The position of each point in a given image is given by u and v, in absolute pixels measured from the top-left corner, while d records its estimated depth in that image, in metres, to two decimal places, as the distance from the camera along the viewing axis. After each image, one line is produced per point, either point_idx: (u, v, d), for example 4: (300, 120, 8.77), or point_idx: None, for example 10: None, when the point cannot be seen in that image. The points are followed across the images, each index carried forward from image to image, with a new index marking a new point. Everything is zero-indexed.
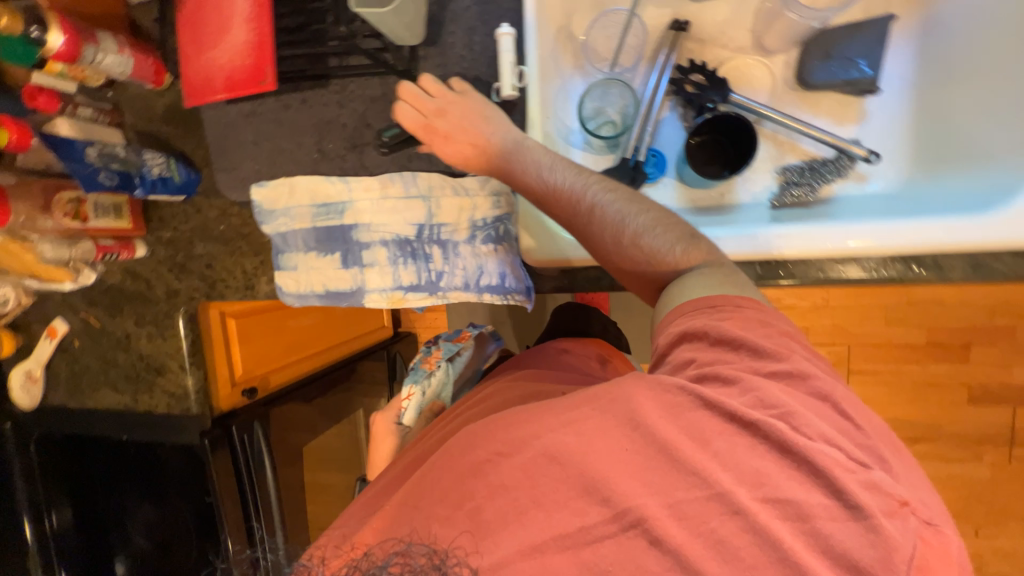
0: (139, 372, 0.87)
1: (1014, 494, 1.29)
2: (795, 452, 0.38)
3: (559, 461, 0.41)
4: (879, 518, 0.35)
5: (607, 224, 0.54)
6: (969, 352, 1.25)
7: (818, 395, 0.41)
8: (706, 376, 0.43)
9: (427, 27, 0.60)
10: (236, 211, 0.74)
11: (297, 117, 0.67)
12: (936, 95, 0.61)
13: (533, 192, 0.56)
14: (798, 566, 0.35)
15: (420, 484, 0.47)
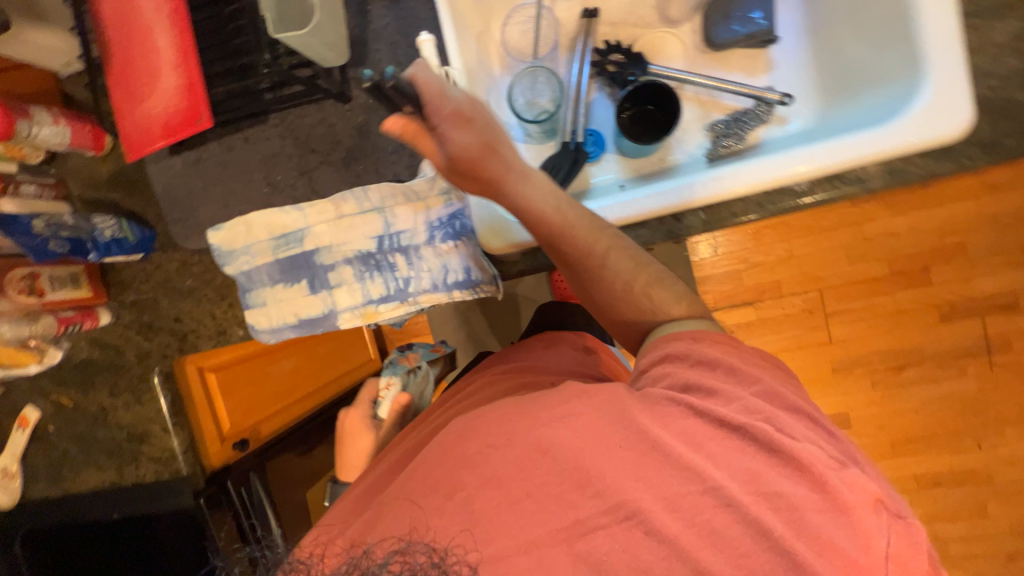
0: (121, 445, 0.84)
1: (1002, 398, 1.33)
2: (780, 446, 0.41)
3: (550, 453, 0.43)
4: (860, 511, 0.39)
5: (618, 268, 0.56)
6: (931, 272, 1.30)
7: (799, 408, 0.45)
8: (690, 388, 0.46)
9: (353, 50, 0.63)
10: (195, 259, 0.74)
11: (243, 157, 0.68)
12: (826, 34, 0.66)
13: (551, 225, 0.56)
14: (785, 548, 0.38)
15: (415, 471, 0.47)
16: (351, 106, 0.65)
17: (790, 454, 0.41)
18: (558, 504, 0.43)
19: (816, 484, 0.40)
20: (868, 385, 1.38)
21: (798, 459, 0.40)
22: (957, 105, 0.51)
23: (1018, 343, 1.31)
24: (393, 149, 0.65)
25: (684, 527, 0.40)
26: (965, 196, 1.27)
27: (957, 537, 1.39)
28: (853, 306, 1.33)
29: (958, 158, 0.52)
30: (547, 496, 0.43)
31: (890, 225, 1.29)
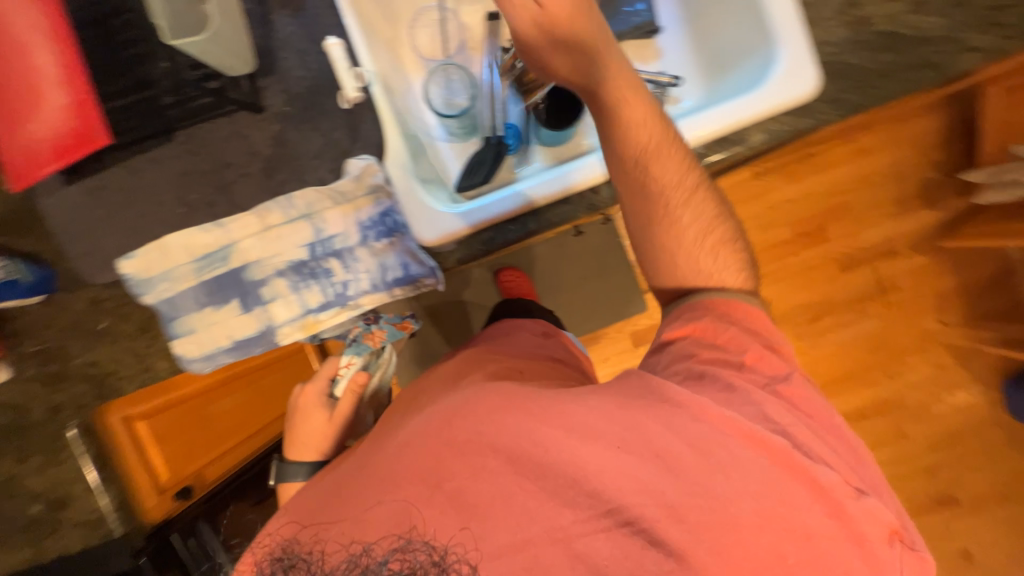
0: (36, 517, 0.73)
1: (900, 332, 1.53)
2: (797, 463, 0.45)
3: (544, 447, 0.45)
4: (837, 513, 0.44)
5: (684, 217, 0.55)
6: (827, 231, 1.48)
7: (810, 418, 0.48)
8: (705, 375, 0.49)
9: (260, 60, 0.63)
10: (105, 295, 0.68)
11: (151, 178, 0.65)
12: (699, 22, 0.76)
13: (634, 152, 0.53)
14: (762, 534, 0.43)
15: (392, 460, 0.47)
16: (265, 116, 0.64)
17: (803, 469, 0.45)
18: (541, 480, 0.45)
19: (830, 507, 0.44)
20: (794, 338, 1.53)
21: (795, 459, 0.44)
22: (803, 68, 0.60)
23: (904, 282, 1.51)
24: (314, 154, 0.65)
25: (665, 493, 0.44)
26: (843, 162, 1.47)
27: (889, 461, 1.56)
28: (772, 269, 1.48)
29: (814, 114, 0.61)
30: (521, 469, 0.45)
31: (788, 193, 1.46)
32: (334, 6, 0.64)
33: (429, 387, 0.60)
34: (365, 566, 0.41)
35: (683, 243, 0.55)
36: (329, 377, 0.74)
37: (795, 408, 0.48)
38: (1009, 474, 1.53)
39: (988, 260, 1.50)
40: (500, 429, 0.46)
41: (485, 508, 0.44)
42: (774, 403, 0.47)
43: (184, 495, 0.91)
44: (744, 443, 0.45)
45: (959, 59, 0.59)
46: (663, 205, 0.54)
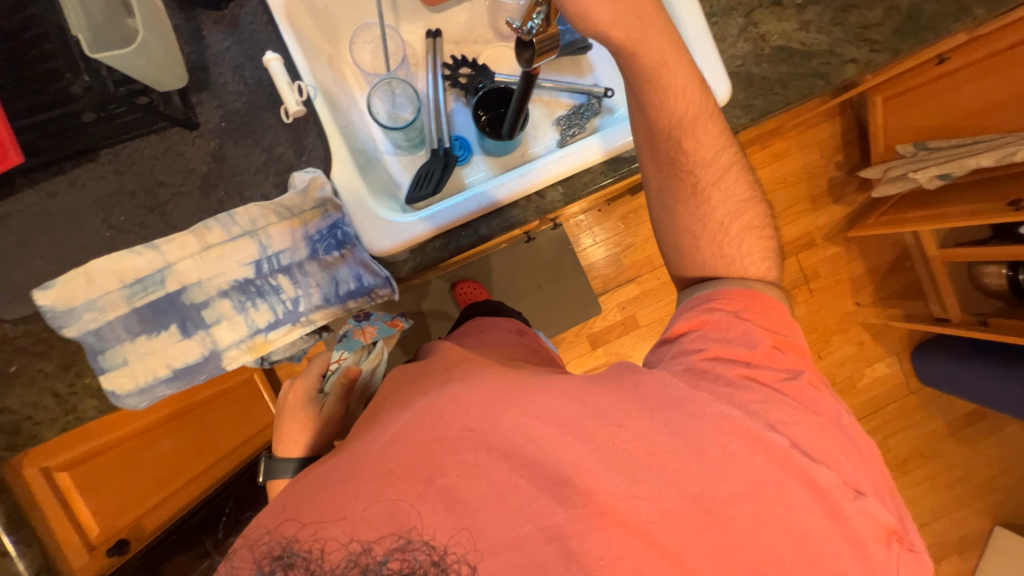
0: None
1: (826, 315, 1.69)
2: (797, 464, 0.48)
3: (534, 442, 0.48)
4: (833, 506, 0.48)
5: (715, 207, 0.60)
6: None
7: (812, 416, 0.51)
8: (710, 369, 0.53)
9: (193, 76, 0.61)
10: (18, 332, 0.62)
11: (71, 201, 0.60)
12: None
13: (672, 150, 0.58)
14: (760, 527, 0.47)
15: (366, 462, 0.48)
16: (200, 133, 0.62)
17: (801, 470, 0.48)
18: (531, 477, 0.47)
19: (828, 506, 0.48)
20: None
21: (800, 462, 0.48)
22: (715, 77, 0.67)
23: (824, 270, 1.69)
24: (256, 169, 0.62)
25: (657, 490, 0.47)
26: (763, 164, 1.63)
27: None
28: None
29: (728, 119, 0.69)
30: (511, 466, 0.48)
31: None
32: (270, 22, 0.63)
33: (413, 380, 0.57)
34: (365, 565, 0.44)
35: (708, 229, 0.60)
36: (319, 373, 0.68)
37: (800, 408, 0.52)
38: (924, 435, 1.72)
39: (889, 246, 1.69)
40: (494, 425, 0.49)
41: (475, 508, 0.46)
42: (779, 402, 0.51)
43: (120, 550, 0.81)
44: (747, 445, 0.48)
45: (842, 70, 0.69)
46: (693, 193, 0.60)
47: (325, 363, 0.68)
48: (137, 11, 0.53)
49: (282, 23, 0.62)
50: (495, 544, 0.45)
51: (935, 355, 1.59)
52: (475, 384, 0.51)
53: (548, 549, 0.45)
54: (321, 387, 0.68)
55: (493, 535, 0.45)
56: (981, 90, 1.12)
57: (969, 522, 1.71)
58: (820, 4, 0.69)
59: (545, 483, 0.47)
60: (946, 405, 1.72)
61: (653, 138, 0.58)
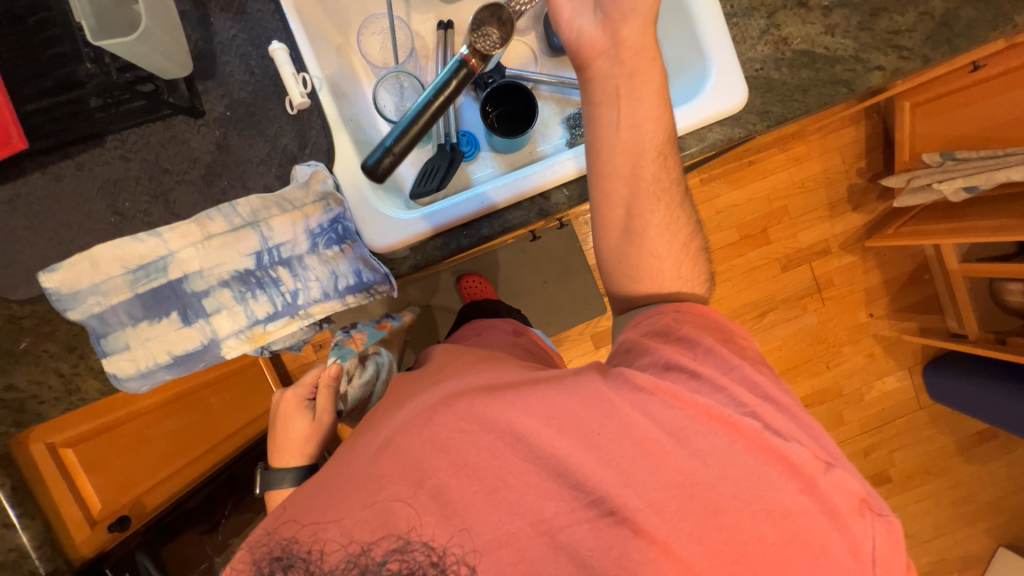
0: None
1: (837, 324, 1.66)
2: (770, 444, 0.47)
3: (528, 443, 0.48)
4: (811, 479, 0.47)
5: (678, 224, 0.59)
6: (768, 234, 1.61)
7: (771, 398, 0.51)
8: (673, 370, 0.51)
9: (200, 64, 0.61)
10: (25, 313, 0.63)
11: (76, 185, 0.61)
12: None
13: (628, 166, 0.57)
14: (743, 510, 0.46)
15: (369, 462, 0.49)
16: (205, 121, 0.62)
17: (777, 451, 0.47)
18: (526, 475, 0.47)
19: (803, 481, 0.47)
20: None
21: (777, 443, 0.47)
22: (731, 81, 0.64)
23: (838, 279, 1.65)
24: (260, 160, 0.62)
25: (647, 488, 0.47)
26: (780, 168, 1.59)
27: None
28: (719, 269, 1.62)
29: (743, 124, 0.66)
30: (505, 463, 0.48)
31: (731, 198, 1.59)
32: (278, 11, 0.62)
33: (406, 384, 0.58)
34: (365, 565, 0.45)
35: (667, 253, 0.59)
36: (311, 383, 0.73)
37: (762, 392, 0.51)
38: (931, 452, 1.68)
39: (907, 258, 1.65)
40: (488, 425, 0.49)
41: (471, 507, 0.46)
42: (747, 387, 0.50)
43: (120, 526, 0.83)
44: (721, 430, 0.48)
45: (867, 78, 0.66)
46: (661, 214, 0.58)
47: (317, 375, 0.73)
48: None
49: (291, 14, 0.62)
50: (488, 543, 0.45)
51: (948, 372, 1.55)
52: (467, 384, 0.52)
53: (544, 547, 0.45)
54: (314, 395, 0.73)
55: (487, 534, 0.45)
56: (1012, 102, 1.08)
57: (971, 542, 1.68)
58: (846, 8, 0.66)
59: (541, 486, 0.47)
60: (955, 423, 1.68)
61: (631, 157, 0.57)
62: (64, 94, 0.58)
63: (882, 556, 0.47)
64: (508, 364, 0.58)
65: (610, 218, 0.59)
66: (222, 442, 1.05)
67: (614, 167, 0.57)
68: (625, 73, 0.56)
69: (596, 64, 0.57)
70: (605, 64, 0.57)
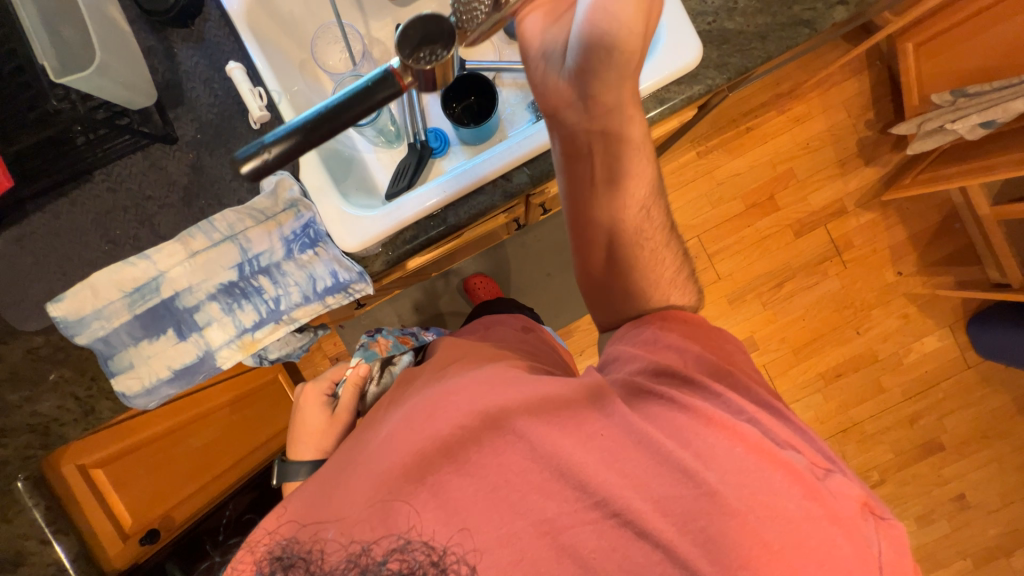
0: None
1: (863, 287, 1.57)
2: (770, 449, 0.46)
3: (526, 438, 0.47)
4: (819, 485, 0.46)
5: (661, 256, 0.60)
6: (776, 200, 1.54)
7: (767, 404, 0.52)
8: (663, 375, 0.52)
9: (169, 93, 0.65)
10: (39, 342, 0.68)
11: (71, 220, 0.66)
12: None
13: (604, 220, 0.59)
14: (750, 511, 0.44)
15: (374, 455, 0.49)
16: (179, 146, 0.65)
17: (778, 457, 0.46)
18: (527, 472, 0.47)
19: (807, 487, 0.45)
20: (760, 306, 1.57)
21: (780, 452, 0.46)
22: (679, 38, 0.63)
23: (858, 239, 1.56)
24: (231, 176, 0.65)
25: (652, 488, 0.46)
26: (781, 132, 1.53)
27: (871, 417, 1.58)
28: (728, 243, 1.56)
29: (703, 81, 0.65)
30: (507, 461, 0.47)
31: (731, 168, 1.54)
32: (233, 32, 0.65)
33: (406, 385, 0.61)
34: (365, 565, 0.43)
35: (644, 266, 0.60)
36: (332, 380, 0.73)
37: (758, 399, 0.52)
38: (987, 414, 1.56)
39: (933, 209, 1.54)
40: (486, 420, 0.49)
41: (468, 503, 0.46)
42: (746, 392, 0.52)
43: (150, 539, 0.90)
44: (719, 434, 0.47)
45: (831, 14, 0.63)
46: (645, 254, 0.60)
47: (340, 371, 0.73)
48: (93, 30, 0.57)
49: (243, 31, 0.65)
50: (491, 542, 0.44)
51: (995, 324, 1.43)
52: (463, 380, 0.54)
53: (546, 549, 0.44)
54: (336, 391, 0.73)
55: (489, 533, 0.45)
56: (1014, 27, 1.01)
57: None
58: None
59: (538, 477, 0.47)
60: (1010, 380, 1.55)
61: (609, 210, 0.59)
62: (53, 136, 0.63)
63: (890, 564, 0.44)
64: (493, 363, 0.58)
65: (592, 261, 0.63)
66: (249, 454, 1.10)
67: (594, 216, 0.60)
68: (596, 130, 0.55)
69: (563, 114, 0.56)
70: (573, 116, 0.56)
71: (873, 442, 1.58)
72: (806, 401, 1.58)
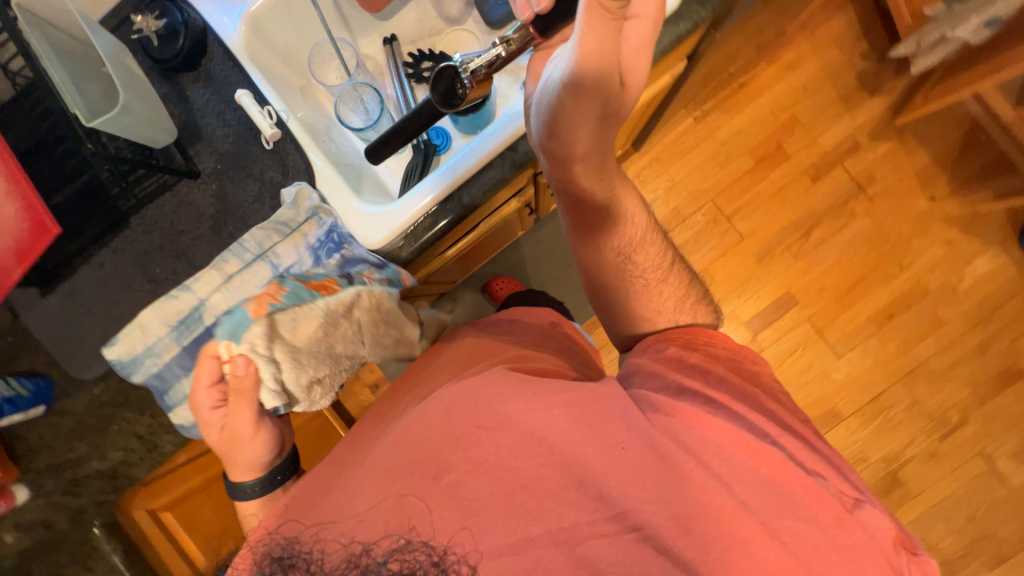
0: None
1: (895, 219, 1.50)
2: (795, 471, 0.51)
3: (545, 442, 0.50)
4: (845, 516, 0.49)
5: (655, 286, 0.71)
6: (784, 148, 1.51)
7: (788, 427, 0.56)
8: (685, 392, 0.57)
9: (187, 132, 0.69)
10: (99, 389, 0.71)
11: (116, 265, 0.69)
12: None
13: (591, 257, 0.72)
14: (765, 519, 0.48)
15: (386, 454, 0.52)
16: (203, 179, 0.69)
17: (803, 481, 0.50)
18: (545, 479, 0.49)
19: (834, 514, 0.49)
20: (792, 258, 1.52)
21: (807, 479, 0.51)
22: None
23: (880, 173, 1.50)
24: (254, 199, 0.69)
25: (671, 504, 0.48)
26: (775, 81, 1.51)
27: (936, 354, 1.49)
28: (745, 200, 1.53)
29: (687, 18, 0.65)
30: (525, 464, 0.49)
31: (731, 126, 1.52)
32: (236, 65, 0.70)
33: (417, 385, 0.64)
34: (365, 565, 0.42)
35: (642, 291, 0.71)
36: (213, 386, 0.59)
37: (786, 428, 0.56)
38: None
39: (952, 125, 1.48)
40: (502, 421, 0.51)
41: (482, 505, 0.47)
42: (771, 418, 0.56)
43: None
44: (745, 454, 0.51)
45: None
46: (639, 282, 0.71)
47: (212, 372, 0.58)
48: (115, 75, 0.61)
49: (246, 63, 0.69)
50: (501, 546, 0.46)
51: None
52: (487, 379, 0.56)
53: (564, 560, 0.46)
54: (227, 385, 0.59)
55: (500, 539, 0.46)
56: None
57: None
58: None
59: (555, 485, 0.48)
60: None
61: (595, 248, 0.71)
62: (86, 185, 0.68)
63: None
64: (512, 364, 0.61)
65: (594, 288, 0.75)
66: None
67: (583, 253, 0.73)
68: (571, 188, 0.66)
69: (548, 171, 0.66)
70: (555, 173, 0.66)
71: (945, 380, 1.48)
72: (861, 347, 1.50)
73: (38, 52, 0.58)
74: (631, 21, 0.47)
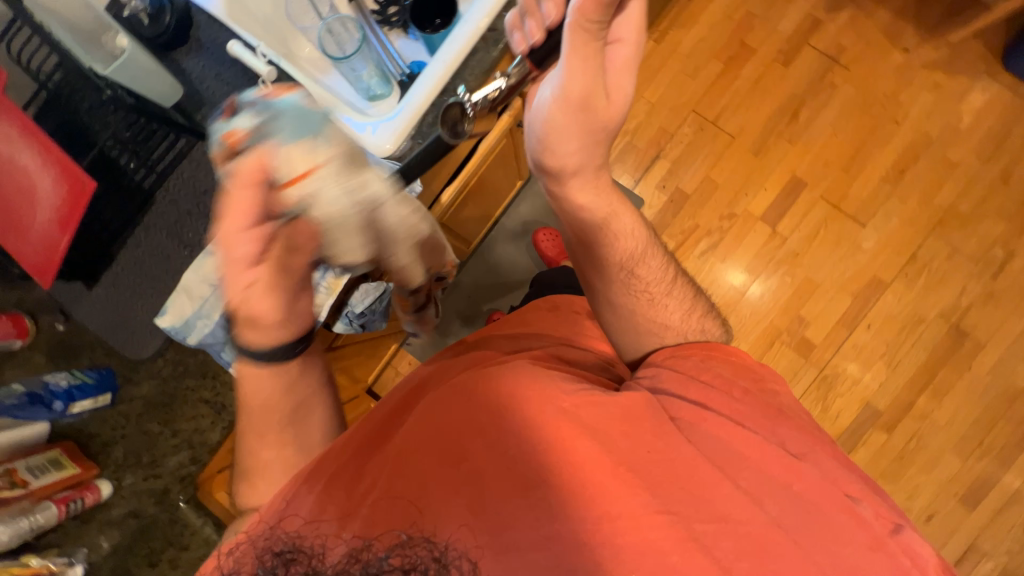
0: None
1: (877, 77, 1.51)
2: (830, 493, 0.53)
3: (577, 466, 0.53)
4: (881, 538, 0.52)
5: (659, 305, 0.69)
6: (749, 44, 1.54)
7: (838, 458, 0.58)
8: (707, 401, 0.59)
9: (188, 102, 0.73)
10: (159, 365, 0.74)
11: (150, 241, 0.72)
12: None
13: (592, 275, 0.71)
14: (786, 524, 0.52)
15: (407, 441, 0.58)
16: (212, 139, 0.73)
17: (837, 500, 0.53)
18: (560, 481, 0.52)
19: (870, 534, 0.52)
20: (787, 143, 1.53)
21: (842, 499, 0.53)
22: None
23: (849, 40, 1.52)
24: None
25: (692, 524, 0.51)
26: None
27: (959, 195, 1.46)
28: (727, 100, 1.55)
29: None
30: (547, 474, 0.53)
31: (693, 36, 1.56)
32: (223, 27, 0.74)
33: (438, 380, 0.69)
34: (364, 560, 0.41)
35: (648, 309, 0.69)
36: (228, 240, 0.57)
37: (823, 448, 0.57)
38: None
39: None
40: (526, 426, 0.55)
41: (497, 510, 0.52)
42: (821, 451, 0.57)
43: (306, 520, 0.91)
44: (779, 469, 0.54)
45: None
46: (643, 299, 0.70)
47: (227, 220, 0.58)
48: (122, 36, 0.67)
49: (231, 22, 0.73)
50: (507, 543, 0.51)
51: None
52: (510, 374, 0.59)
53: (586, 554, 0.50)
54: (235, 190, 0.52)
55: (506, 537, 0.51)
56: None
57: None
58: None
59: (580, 485, 0.52)
60: None
61: (594, 267, 0.71)
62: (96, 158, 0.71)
63: None
64: (540, 362, 0.66)
65: (600, 312, 0.73)
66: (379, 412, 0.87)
67: (583, 272, 0.73)
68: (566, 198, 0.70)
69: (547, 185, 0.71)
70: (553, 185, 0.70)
71: (976, 220, 1.45)
72: (884, 210, 1.48)
73: (41, 21, 0.68)
74: (615, 46, 0.63)
